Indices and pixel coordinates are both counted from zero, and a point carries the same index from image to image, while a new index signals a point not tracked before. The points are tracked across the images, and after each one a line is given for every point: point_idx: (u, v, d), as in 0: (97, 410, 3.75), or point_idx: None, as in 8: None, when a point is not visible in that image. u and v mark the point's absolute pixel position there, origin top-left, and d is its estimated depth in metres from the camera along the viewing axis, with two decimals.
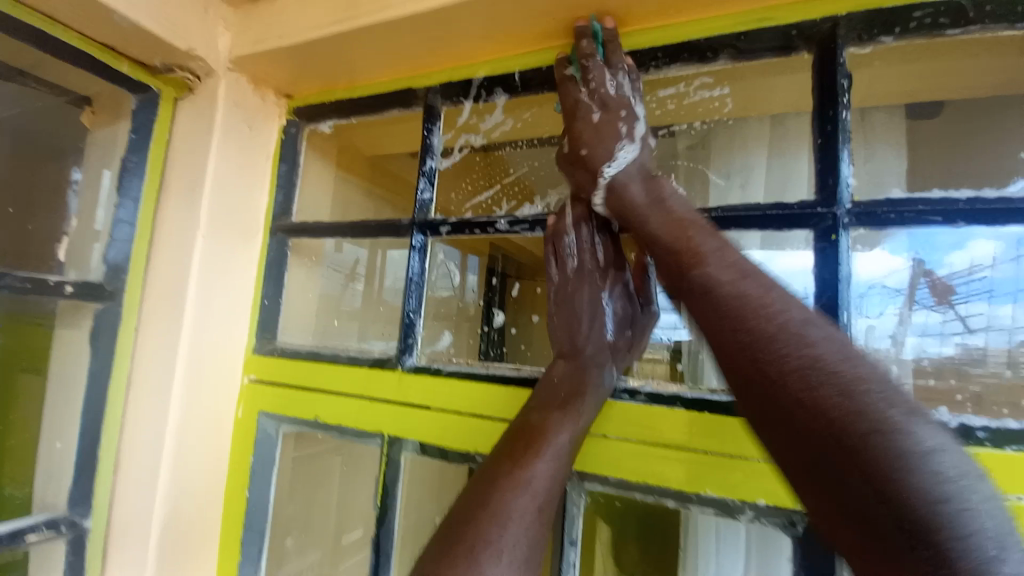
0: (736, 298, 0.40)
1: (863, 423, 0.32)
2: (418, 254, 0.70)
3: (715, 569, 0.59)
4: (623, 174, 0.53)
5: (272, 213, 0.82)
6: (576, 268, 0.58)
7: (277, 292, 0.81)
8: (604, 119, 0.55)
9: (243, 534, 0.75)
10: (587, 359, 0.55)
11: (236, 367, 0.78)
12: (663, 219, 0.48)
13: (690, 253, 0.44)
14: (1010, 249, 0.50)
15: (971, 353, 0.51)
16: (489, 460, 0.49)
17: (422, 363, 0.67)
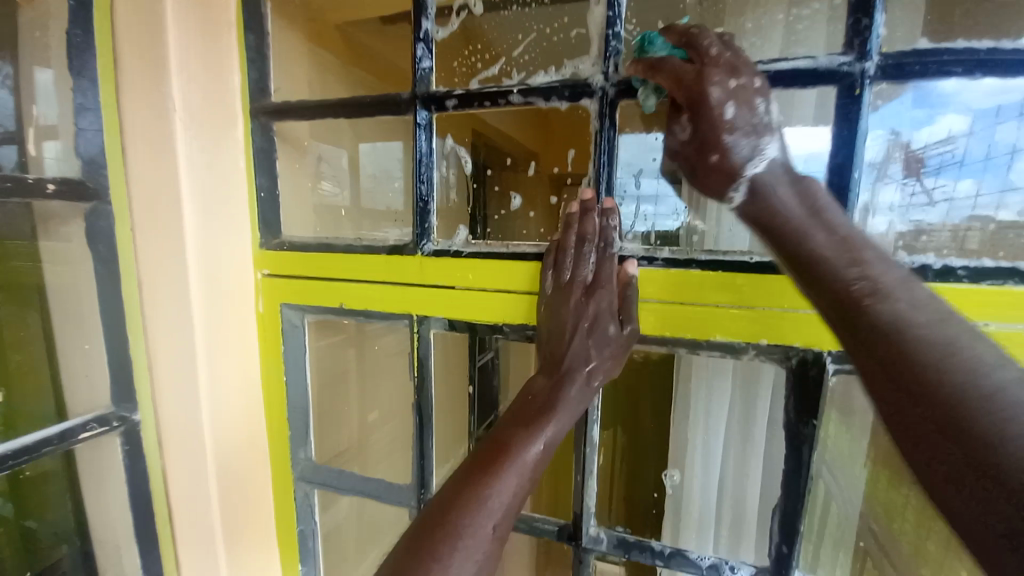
0: (913, 326, 0.36)
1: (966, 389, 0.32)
2: (424, 132, 0.67)
3: (704, 393, 0.72)
4: (768, 175, 0.48)
5: (249, 94, 0.75)
6: (568, 279, 0.60)
7: (272, 185, 0.79)
8: (733, 92, 0.48)
9: (288, 416, 0.82)
10: (564, 376, 0.60)
11: (245, 263, 0.77)
12: (829, 235, 0.44)
13: (866, 283, 0.40)
14: (979, 122, 0.53)
15: (927, 224, 0.55)
16: (458, 471, 0.53)
17: (440, 247, 0.68)
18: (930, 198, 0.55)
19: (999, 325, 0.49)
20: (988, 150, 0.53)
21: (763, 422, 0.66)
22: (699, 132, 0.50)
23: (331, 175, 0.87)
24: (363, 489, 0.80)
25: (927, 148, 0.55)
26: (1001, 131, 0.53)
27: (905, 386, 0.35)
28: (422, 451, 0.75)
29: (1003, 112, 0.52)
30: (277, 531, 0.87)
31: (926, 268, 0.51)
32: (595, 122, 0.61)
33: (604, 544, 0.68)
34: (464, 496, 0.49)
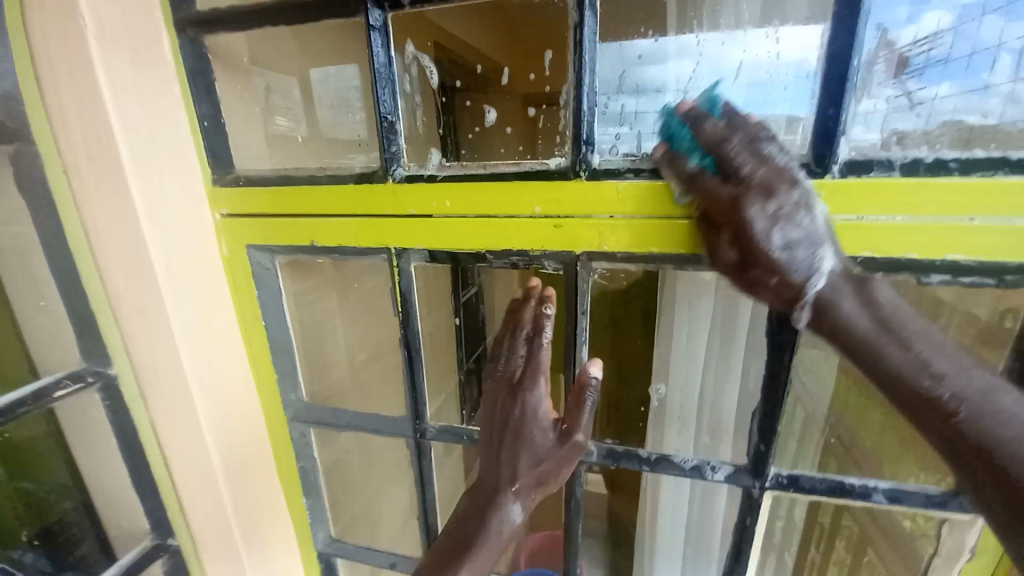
0: (1014, 452, 0.40)
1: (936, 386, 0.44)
2: (380, 35, 0.59)
3: (686, 307, 0.73)
4: (829, 286, 0.48)
5: (169, 2, 0.65)
6: (502, 377, 0.62)
7: (215, 112, 0.71)
8: (775, 213, 0.46)
9: (273, 360, 0.81)
10: (502, 461, 0.63)
11: (201, 203, 0.71)
12: (902, 350, 0.45)
13: (949, 400, 0.43)
14: (962, 19, 0.51)
15: (904, 132, 0.52)
16: (431, 551, 0.65)
17: (412, 172, 0.63)
18: (911, 101, 0.53)
19: (984, 219, 0.49)
20: (971, 48, 0.51)
21: (744, 334, 0.69)
22: (749, 256, 0.49)
23: (284, 110, 0.81)
24: (359, 424, 0.81)
25: (912, 47, 0.53)
26: (983, 28, 0.50)
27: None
28: (415, 386, 0.75)
29: (990, 5, 0.50)
30: (277, 470, 0.88)
31: (918, 162, 0.50)
32: (574, 12, 0.54)
33: (594, 456, 0.72)
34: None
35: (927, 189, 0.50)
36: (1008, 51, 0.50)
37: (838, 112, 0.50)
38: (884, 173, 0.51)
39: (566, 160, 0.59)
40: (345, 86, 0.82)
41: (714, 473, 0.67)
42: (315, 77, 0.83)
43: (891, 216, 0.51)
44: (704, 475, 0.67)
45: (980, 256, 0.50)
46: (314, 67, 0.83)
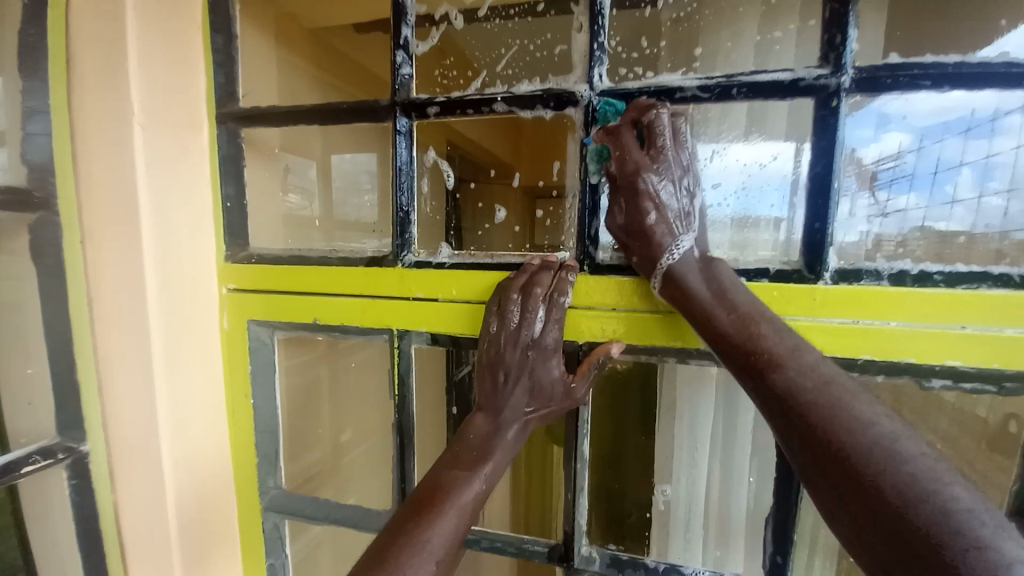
0: (814, 399, 0.42)
1: (827, 416, 0.41)
2: (404, 138, 0.65)
3: (689, 400, 0.72)
4: (682, 259, 0.52)
5: (214, 96, 0.72)
6: (515, 330, 0.58)
7: (239, 192, 0.75)
8: (662, 198, 0.52)
9: (255, 441, 0.77)
10: (503, 416, 0.59)
11: (210, 276, 0.73)
12: (729, 314, 0.49)
13: (769, 357, 0.45)
14: (917, 140, 0.56)
15: (881, 241, 0.56)
16: (395, 516, 0.52)
17: (422, 257, 0.66)
18: (884, 210, 0.57)
19: (975, 327, 0.50)
20: (934, 166, 0.55)
21: (747, 430, 0.67)
22: (631, 222, 0.54)
23: (298, 187, 0.83)
24: (338, 519, 0.75)
25: (879, 163, 0.57)
26: (943, 148, 0.55)
27: (840, 483, 0.39)
28: (404, 476, 0.72)
29: (947, 129, 0.55)
30: (241, 567, 0.80)
31: (904, 274, 0.52)
32: (581, 132, 0.60)
33: (596, 564, 0.66)
34: (405, 540, 0.49)
35: (917, 298, 0.52)
36: (967, 167, 0.55)
37: (824, 227, 0.54)
38: (874, 282, 0.53)
39: (571, 255, 0.63)
40: (357, 170, 0.81)
41: None
42: (335, 162, 0.84)
43: (886, 321, 0.53)
44: None
45: (981, 364, 0.51)
46: (334, 153, 0.83)
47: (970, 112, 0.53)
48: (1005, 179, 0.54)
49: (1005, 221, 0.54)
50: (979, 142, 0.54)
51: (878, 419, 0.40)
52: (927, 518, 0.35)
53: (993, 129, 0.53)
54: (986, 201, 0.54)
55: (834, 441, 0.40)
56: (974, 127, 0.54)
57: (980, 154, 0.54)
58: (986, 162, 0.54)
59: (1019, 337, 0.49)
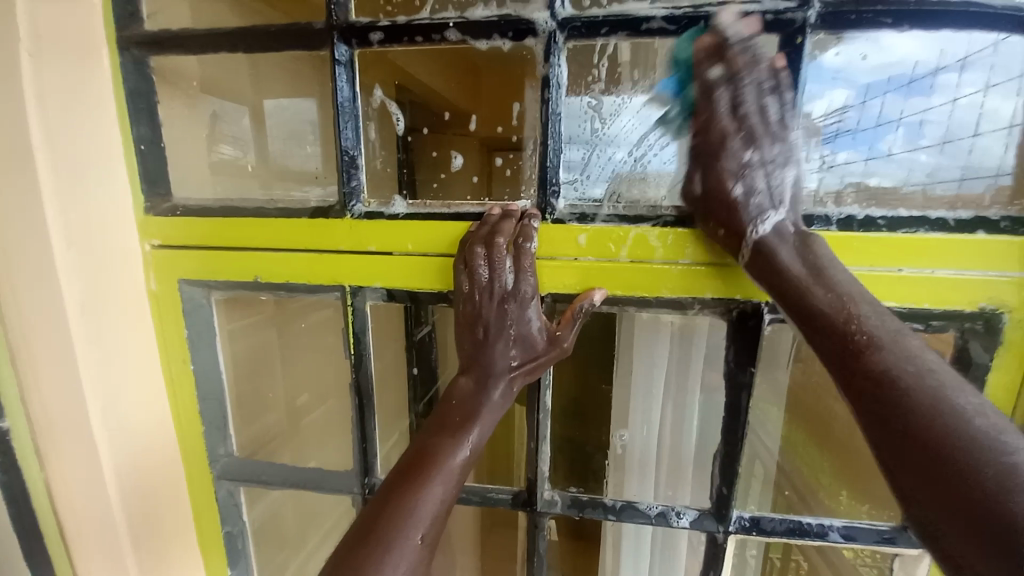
0: (912, 384, 0.39)
1: (925, 396, 0.38)
2: (345, 70, 0.58)
3: (647, 346, 0.73)
4: (777, 233, 0.50)
5: (114, 17, 0.61)
6: (486, 284, 0.56)
7: (155, 135, 0.66)
8: (755, 151, 0.50)
9: (199, 407, 0.72)
10: (487, 373, 0.58)
11: (128, 231, 0.65)
12: (827, 293, 0.46)
13: (865, 335, 0.43)
14: (858, 94, 0.56)
15: (830, 191, 0.58)
16: (385, 483, 0.52)
17: (372, 208, 0.61)
18: (827, 164, 0.58)
19: (911, 269, 0.54)
20: (875, 121, 0.57)
21: (697, 372, 0.70)
22: (710, 198, 0.52)
23: (231, 137, 0.77)
24: (296, 482, 0.73)
25: (825, 118, 0.57)
26: (884, 104, 0.56)
27: (921, 469, 0.36)
28: (364, 435, 0.70)
29: (889, 85, 0.55)
30: (197, 537, 0.78)
31: (851, 219, 0.54)
32: (541, 67, 0.56)
33: (558, 506, 0.69)
34: (391, 511, 0.49)
35: (861, 242, 0.54)
36: (903, 124, 0.56)
37: (783, 172, 0.54)
38: (823, 227, 0.55)
39: (532, 203, 0.60)
40: (297, 119, 0.77)
41: (678, 519, 0.66)
42: (270, 108, 0.79)
43: None
44: (670, 522, 0.66)
45: (911, 304, 0.54)
46: (267, 98, 0.78)
47: (912, 66, 0.54)
48: (937, 135, 0.56)
49: (933, 177, 0.56)
50: (918, 98, 0.55)
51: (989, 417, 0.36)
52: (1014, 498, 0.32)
53: (931, 85, 0.55)
54: (918, 157, 0.56)
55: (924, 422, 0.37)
56: (914, 83, 0.55)
57: (916, 111, 0.56)
58: (920, 119, 0.56)
59: (948, 278, 0.53)
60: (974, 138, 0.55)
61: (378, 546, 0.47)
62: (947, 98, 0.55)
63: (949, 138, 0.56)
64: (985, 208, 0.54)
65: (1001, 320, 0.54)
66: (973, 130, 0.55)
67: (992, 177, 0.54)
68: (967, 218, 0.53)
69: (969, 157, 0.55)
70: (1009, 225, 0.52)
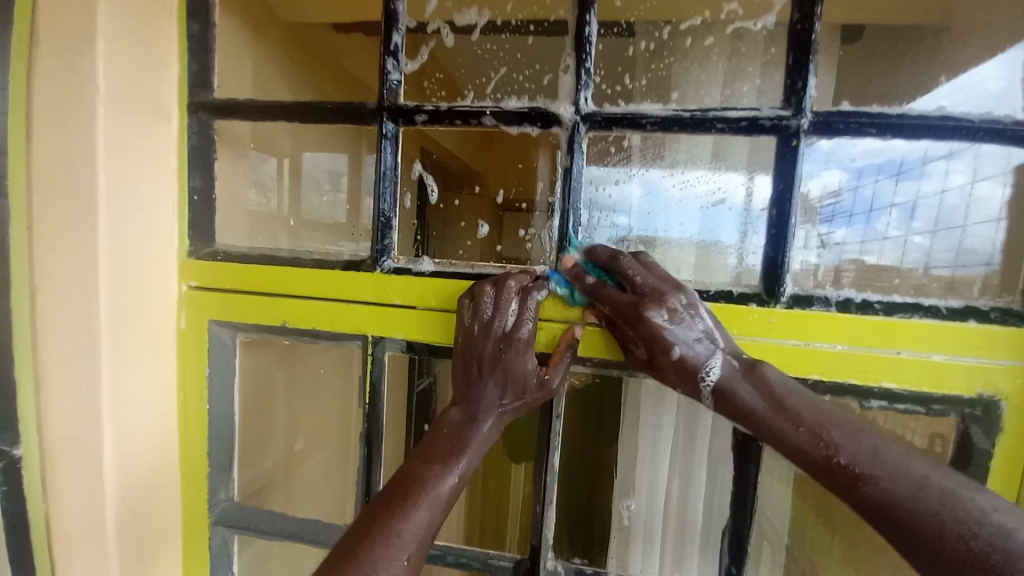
0: (916, 509, 0.44)
1: (934, 514, 0.43)
2: (390, 144, 0.65)
3: (653, 409, 0.74)
4: (727, 377, 0.53)
5: (188, 85, 0.69)
6: (487, 323, 0.58)
7: (207, 186, 0.72)
8: (668, 316, 0.54)
9: (209, 448, 0.73)
10: (477, 408, 0.59)
11: (169, 272, 0.69)
12: (796, 428, 0.50)
13: (852, 469, 0.47)
14: (853, 178, 0.61)
15: (827, 269, 0.62)
16: (373, 503, 0.54)
17: (401, 265, 0.65)
18: (824, 242, 0.62)
19: (908, 352, 0.56)
20: (869, 204, 0.62)
21: (705, 442, 0.71)
22: (654, 353, 0.55)
23: (257, 184, 0.78)
24: (294, 533, 0.72)
25: (822, 198, 0.62)
26: (876, 188, 0.62)
27: None
28: (369, 487, 0.70)
29: (880, 171, 0.61)
30: None
31: (849, 302, 0.57)
32: (564, 152, 0.63)
33: None
34: (378, 534, 0.51)
35: (859, 324, 0.57)
36: (897, 207, 0.62)
37: (781, 256, 0.59)
38: (823, 308, 0.58)
39: (550, 269, 0.64)
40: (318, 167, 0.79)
41: None
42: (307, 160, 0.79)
43: (833, 344, 0.58)
44: None
45: (911, 386, 0.56)
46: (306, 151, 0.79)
47: (900, 156, 0.60)
48: (929, 220, 0.61)
49: (927, 259, 0.61)
50: (906, 184, 0.61)
51: (992, 513, 0.42)
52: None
53: (920, 174, 0.60)
54: (910, 238, 0.61)
55: (959, 543, 0.42)
56: (906, 170, 0.61)
57: (908, 196, 0.61)
58: (912, 203, 0.61)
59: (943, 363, 0.56)
60: (962, 228, 0.60)
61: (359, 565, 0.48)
62: (938, 186, 0.60)
63: (941, 223, 0.61)
64: (973, 299, 0.58)
65: (998, 406, 0.55)
66: (962, 221, 0.60)
67: (980, 265, 0.59)
68: (958, 307, 0.56)
69: (959, 242, 0.60)
70: (998, 315, 0.55)
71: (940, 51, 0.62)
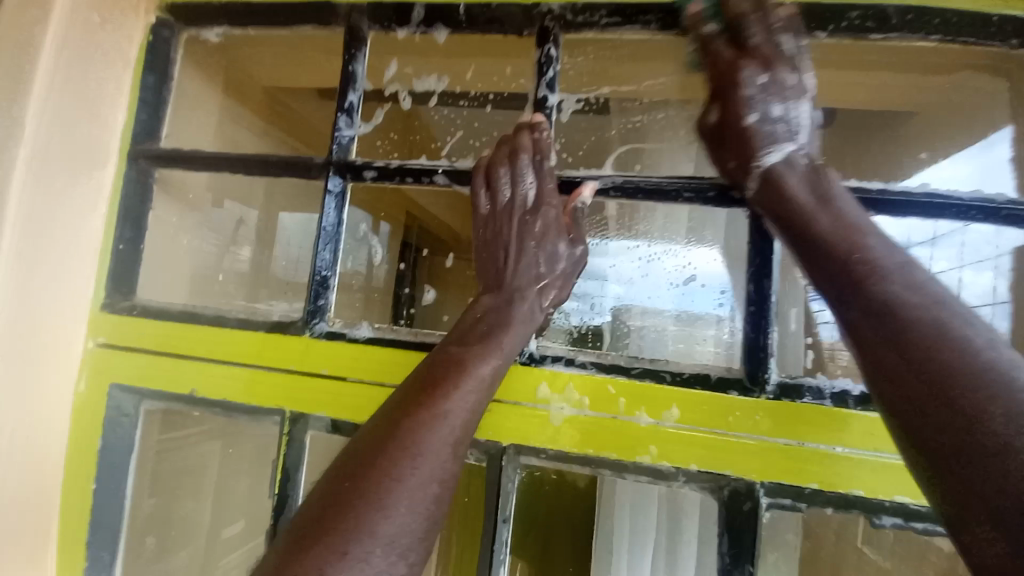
0: (914, 304, 0.36)
1: (929, 330, 0.35)
2: (335, 199, 0.60)
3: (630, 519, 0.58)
4: (783, 164, 0.48)
5: (134, 133, 0.66)
6: (506, 202, 0.53)
7: (138, 237, 0.66)
8: (770, 79, 0.48)
9: (88, 539, 0.61)
10: (511, 291, 0.52)
11: (75, 330, 0.62)
12: (831, 218, 0.43)
13: (860, 256, 0.40)
14: None
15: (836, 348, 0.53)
16: (382, 412, 0.43)
17: (335, 329, 0.57)
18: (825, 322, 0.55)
19: None
20: None
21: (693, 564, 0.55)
22: (722, 108, 0.49)
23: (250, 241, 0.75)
24: None
25: None
26: None
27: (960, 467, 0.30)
28: None
29: None
30: None
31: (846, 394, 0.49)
32: None
33: None
34: (398, 439, 0.40)
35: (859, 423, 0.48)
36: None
37: (764, 337, 0.51)
38: (816, 400, 0.49)
39: None
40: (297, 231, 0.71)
41: None
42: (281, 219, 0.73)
43: (831, 445, 0.48)
44: None
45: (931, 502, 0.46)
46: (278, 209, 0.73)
47: (895, 237, 0.55)
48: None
49: None
50: None
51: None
52: None
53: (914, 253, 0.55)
54: None
55: (919, 341, 0.34)
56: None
57: None
58: None
59: None
60: None
61: (366, 509, 0.36)
62: (931, 266, 0.56)
63: None
64: None
65: None
66: (958, 301, 0.56)
67: None
68: None
69: None
70: None
71: (920, 133, 0.60)
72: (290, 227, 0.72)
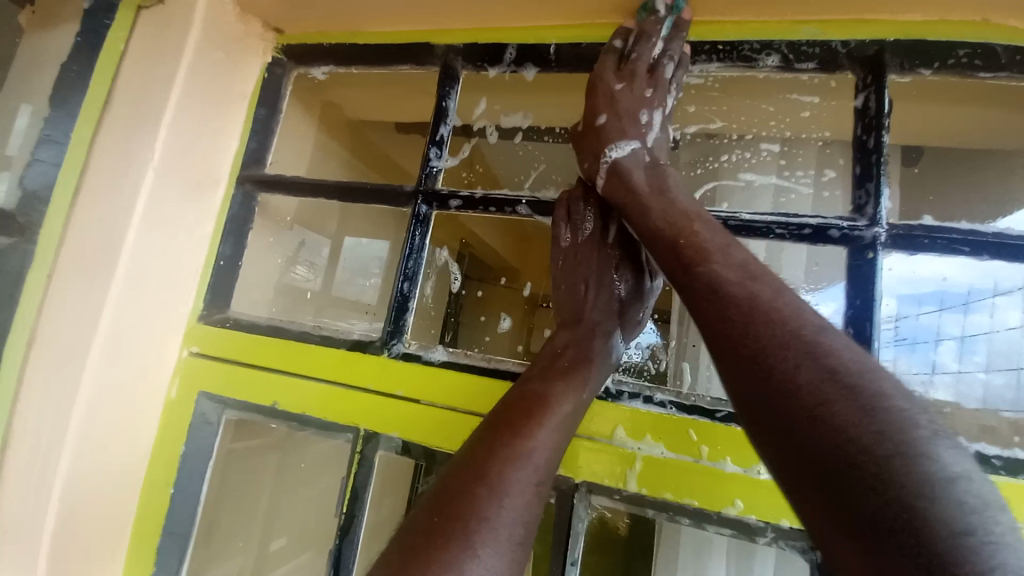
0: (736, 290, 0.39)
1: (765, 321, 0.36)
2: (419, 225, 0.63)
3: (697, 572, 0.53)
4: (630, 158, 0.53)
5: (242, 160, 0.72)
6: (589, 235, 0.55)
7: (235, 254, 0.71)
8: (628, 89, 0.54)
9: (159, 541, 0.63)
10: (589, 327, 0.52)
11: (172, 337, 0.67)
12: (662, 208, 0.48)
13: (694, 246, 0.43)
14: (903, 306, 0.52)
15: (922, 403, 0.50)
16: (471, 440, 0.43)
17: (411, 350, 0.59)
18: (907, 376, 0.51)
19: None
20: (932, 333, 0.51)
21: None
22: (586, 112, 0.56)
23: (307, 262, 0.79)
24: None
25: (887, 322, 0.51)
26: (941, 318, 0.52)
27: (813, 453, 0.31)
28: None
29: (944, 302, 0.51)
30: None
31: None
32: None
33: None
34: (497, 458, 0.40)
35: None
36: (959, 341, 0.51)
37: None
38: None
39: None
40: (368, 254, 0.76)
41: None
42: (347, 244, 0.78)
43: None
44: None
45: None
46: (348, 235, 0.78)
47: (968, 289, 0.51)
48: (995, 360, 0.50)
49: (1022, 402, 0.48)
50: (975, 316, 0.51)
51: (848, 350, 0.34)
52: (902, 474, 0.28)
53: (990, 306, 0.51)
54: (989, 377, 0.50)
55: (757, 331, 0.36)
56: (971, 303, 0.51)
57: (982, 326, 0.51)
58: (986, 335, 0.51)
59: None
60: None
61: (478, 524, 0.37)
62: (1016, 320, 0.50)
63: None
64: None
65: None
66: None
67: None
68: None
69: None
70: None
71: None
72: (357, 250, 0.77)
